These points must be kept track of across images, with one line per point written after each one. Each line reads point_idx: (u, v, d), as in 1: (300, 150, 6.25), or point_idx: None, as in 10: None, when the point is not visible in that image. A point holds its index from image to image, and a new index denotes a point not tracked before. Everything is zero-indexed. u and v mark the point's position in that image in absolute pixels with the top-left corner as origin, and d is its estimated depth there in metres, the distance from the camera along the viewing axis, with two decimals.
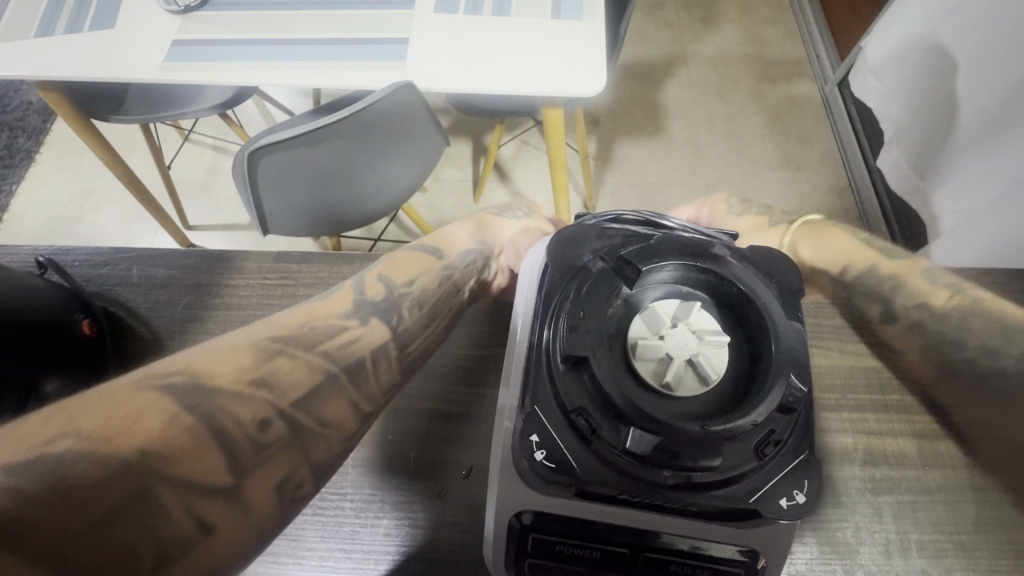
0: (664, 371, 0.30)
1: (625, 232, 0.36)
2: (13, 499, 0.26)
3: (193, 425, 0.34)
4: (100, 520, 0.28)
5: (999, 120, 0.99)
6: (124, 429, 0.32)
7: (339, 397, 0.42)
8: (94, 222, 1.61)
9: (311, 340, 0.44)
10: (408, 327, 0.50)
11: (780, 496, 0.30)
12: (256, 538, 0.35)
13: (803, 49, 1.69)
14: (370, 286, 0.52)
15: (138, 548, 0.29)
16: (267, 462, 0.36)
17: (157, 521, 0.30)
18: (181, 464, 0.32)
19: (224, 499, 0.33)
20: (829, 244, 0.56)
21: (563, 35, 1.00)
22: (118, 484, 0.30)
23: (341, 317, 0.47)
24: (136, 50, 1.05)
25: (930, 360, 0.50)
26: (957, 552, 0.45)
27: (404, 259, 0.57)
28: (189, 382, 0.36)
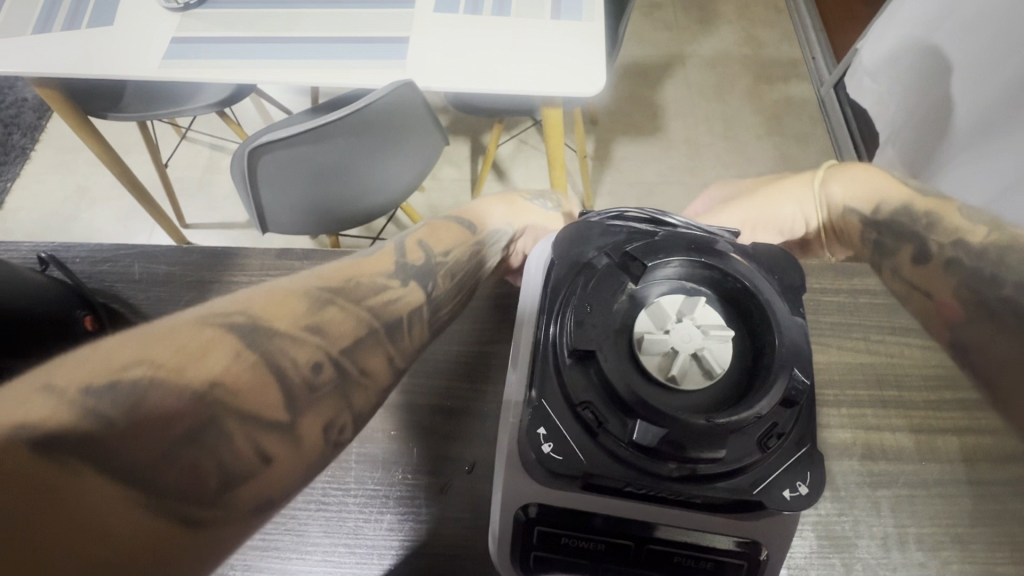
0: (670, 365, 0.30)
1: (629, 228, 0.36)
2: (97, 420, 0.29)
3: (255, 363, 0.37)
4: (169, 446, 0.31)
5: (996, 120, 1.00)
6: (194, 361, 0.35)
7: (380, 349, 0.44)
8: (90, 220, 1.60)
9: (357, 295, 0.46)
10: (442, 294, 0.51)
11: (783, 487, 0.31)
12: (309, 473, 0.37)
13: (800, 50, 1.71)
14: (410, 251, 0.53)
15: (206, 472, 0.32)
16: (317, 404, 0.38)
17: (224, 449, 0.33)
18: (242, 399, 0.35)
19: (281, 433, 0.36)
20: (860, 182, 0.60)
21: (563, 35, 1.01)
22: (186, 413, 0.32)
23: (383, 276, 0.49)
24: (134, 47, 1.05)
25: (960, 297, 0.48)
26: (954, 544, 0.45)
27: (443, 229, 0.58)
28: (248, 323, 0.39)
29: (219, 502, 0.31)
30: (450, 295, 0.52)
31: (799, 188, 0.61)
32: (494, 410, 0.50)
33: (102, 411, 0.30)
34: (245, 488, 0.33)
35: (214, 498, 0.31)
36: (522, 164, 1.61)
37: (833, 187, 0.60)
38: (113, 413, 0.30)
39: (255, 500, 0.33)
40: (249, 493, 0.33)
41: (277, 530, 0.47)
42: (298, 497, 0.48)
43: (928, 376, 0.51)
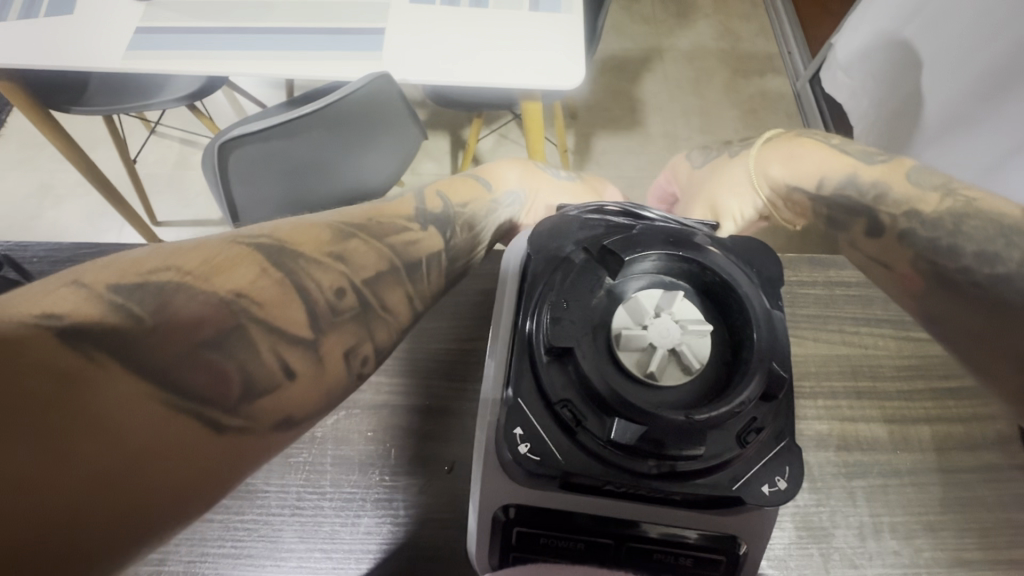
0: (650, 361, 0.30)
1: (607, 222, 0.36)
2: (123, 317, 0.30)
3: (278, 279, 0.37)
4: (191, 348, 0.31)
5: (964, 115, 1.03)
6: (218, 272, 0.35)
7: (401, 287, 0.44)
8: (54, 218, 1.54)
9: (377, 232, 0.45)
10: (459, 243, 0.52)
11: (762, 482, 0.31)
12: (329, 398, 0.37)
13: (776, 44, 1.72)
14: (430, 200, 0.54)
15: (228, 377, 0.32)
16: (339, 328, 0.38)
17: (249, 357, 0.33)
18: (266, 312, 0.35)
19: (303, 350, 0.36)
20: (798, 159, 0.59)
21: (542, 26, 1.00)
22: (210, 319, 0.33)
23: (403, 220, 0.49)
24: (95, 38, 1.01)
25: (920, 270, 0.47)
26: (926, 532, 0.46)
27: (459, 183, 0.58)
28: (274, 243, 0.39)
29: (241, 411, 0.32)
30: (468, 247, 0.53)
31: (734, 172, 0.61)
32: (474, 408, 0.50)
33: (128, 309, 0.30)
34: (267, 400, 0.33)
35: (237, 406, 0.31)
36: (502, 160, 1.59)
37: (764, 167, 0.60)
38: (138, 313, 0.30)
39: (276, 417, 0.33)
40: (274, 406, 0.33)
41: (250, 537, 0.45)
42: (272, 503, 0.46)
43: (901, 366, 0.52)
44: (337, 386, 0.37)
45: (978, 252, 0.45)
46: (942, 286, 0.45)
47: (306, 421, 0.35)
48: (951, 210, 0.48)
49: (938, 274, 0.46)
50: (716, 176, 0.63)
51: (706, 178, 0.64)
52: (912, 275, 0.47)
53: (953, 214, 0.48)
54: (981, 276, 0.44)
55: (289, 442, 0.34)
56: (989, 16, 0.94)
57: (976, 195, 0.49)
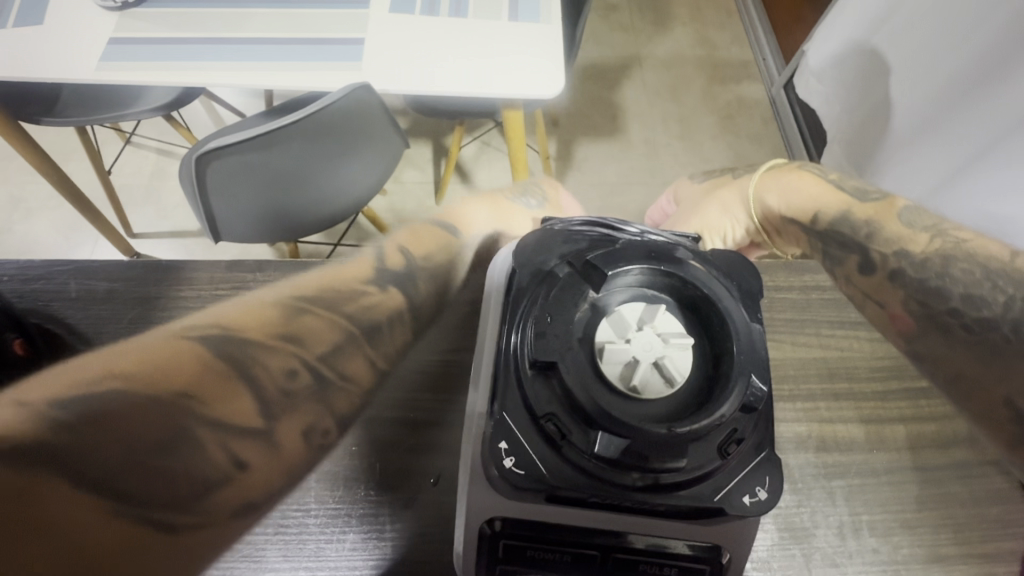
0: (631, 375, 0.30)
1: (591, 236, 0.36)
2: (67, 429, 0.32)
3: (223, 368, 0.40)
4: (145, 452, 0.33)
5: (932, 122, 1.07)
6: (162, 373, 0.37)
7: (361, 354, 0.47)
8: (26, 232, 1.50)
9: (335, 302, 0.49)
10: (422, 295, 0.54)
11: (742, 493, 0.31)
12: (287, 478, 0.40)
13: (751, 52, 1.76)
14: (390, 257, 0.56)
15: (180, 479, 0.34)
16: (295, 407, 0.41)
17: (196, 454, 0.35)
18: (210, 408, 0.38)
19: (256, 441, 0.38)
20: (794, 193, 0.63)
21: (521, 36, 1.01)
22: (160, 423, 0.35)
23: (358, 283, 0.52)
24: (66, 48, 0.99)
25: (911, 311, 0.55)
26: (904, 529, 0.48)
27: (423, 232, 0.60)
28: (218, 332, 0.42)
29: (198, 506, 0.34)
30: (433, 296, 0.54)
31: (732, 195, 0.65)
32: (458, 419, 0.50)
33: (71, 421, 0.32)
34: (225, 492, 0.36)
35: (194, 502, 0.34)
36: (485, 166, 1.60)
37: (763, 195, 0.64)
38: (79, 423, 0.32)
39: (234, 503, 0.36)
40: (231, 496, 0.36)
41: (233, 557, 0.45)
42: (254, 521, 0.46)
43: (876, 367, 0.53)
44: (295, 466, 0.40)
45: (967, 293, 0.54)
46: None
47: (267, 503, 0.38)
48: (936, 253, 0.56)
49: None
50: (711, 198, 0.67)
51: (704, 196, 0.68)
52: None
53: (937, 256, 0.57)
54: (972, 315, 0.53)
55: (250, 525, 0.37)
56: (950, 26, 0.99)
57: (964, 238, 0.57)
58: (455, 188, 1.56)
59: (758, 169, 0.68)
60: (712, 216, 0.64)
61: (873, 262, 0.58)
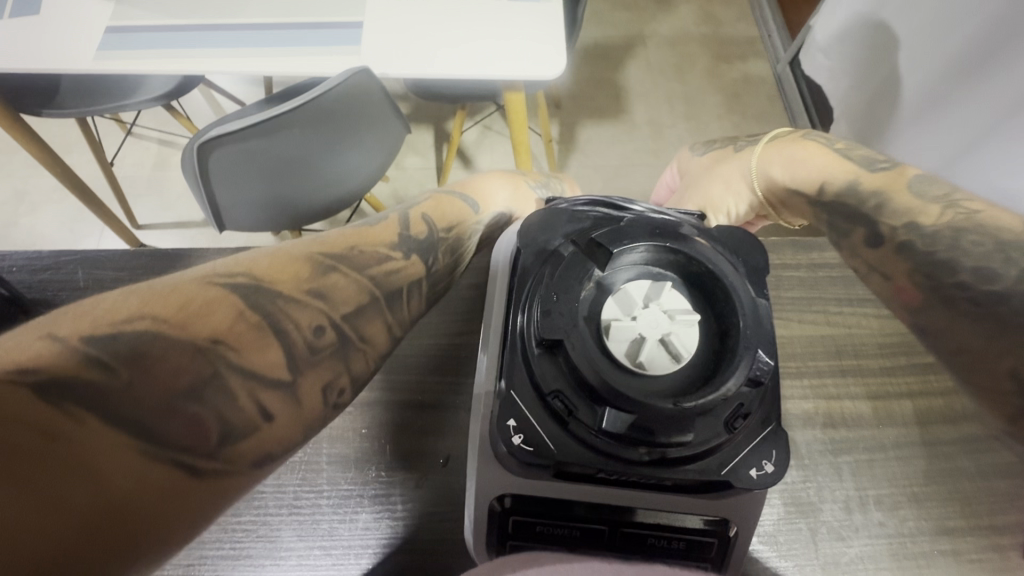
0: (638, 351, 0.30)
1: (595, 215, 0.36)
2: (96, 366, 0.28)
3: (256, 321, 0.35)
4: (170, 395, 0.30)
5: (942, 96, 1.05)
6: (195, 317, 0.33)
7: (382, 316, 0.42)
8: (33, 225, 1.51)
9: (359, 262, 0.43)
10: (441, 269, 0.50)
11: (748, 466, 0.31)
12: (308, 435, 0.36)
13: (756, 28, 1.73)
14: (414, 223, 0.51)
15: (209, 423, 0.30)
16: (318, 365, 0.37)
17: (226, 402, 0.31)
18: (243, 356, 0.33)
19: (282, 393, 0.34)
20: (801, 163, 0.58)
21: (522, 17, 0.99)
22: (188, 366, 0.31)
23: (386, 246, 0.46)
24: (65, 39, 0.98)
25: (917, 284, 0.44)
26: (910, 502, 0.48)
27: (447, 203, 0.56)
28: (250, 282, 0.37)
29: (222, 454, 0.30)
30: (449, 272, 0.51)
31: (735, 170, 0.62)
32: (467, 401, 0.50)
33: (103, 359, 0.29)
34: (248, 443, 0.32)
35: (218, 450, 0.30)
36: (487, 150, 1.59)
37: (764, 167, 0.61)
38: (110, 360, 0.29)
39: (256, 455, 0.32)
40: (254, 447, 0.32)
41: (248, 537, 0.46)
42: (269, 503, 0.47)
43: (883, 344, 0.53)
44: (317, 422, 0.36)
45: (975, 268, 0.42)
46: (940, 301, 0.42)
47: (286, 457, 0.34)
48: (945, 226, 0.45)
49: (936, 289, 0.43)
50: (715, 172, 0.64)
51: (707, 172, 0.65)
52: (910, 290, 0.45)
53: (947, 229, 0.45)
54: (980, 292, 0.41)
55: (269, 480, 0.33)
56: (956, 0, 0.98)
57: (977, 208, 0.46)
58: (457, 174, 1.55)
59: (764, 139, 0.64)
60: (714, 192, 0.62)
61: (882, 234, 0.49)
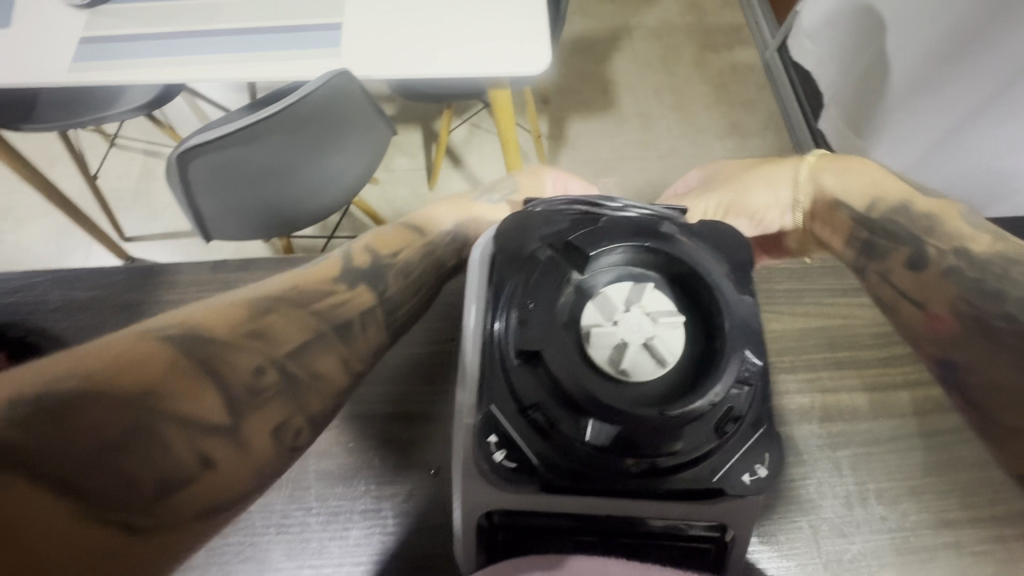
0: (621, 358, 0.28)
1: (573, 216, 0.35)
2: (18, 428, 0.28)
3: (192, 366, 0.36)
4: (98, 451, 0.30)
5: (927, 79, 1.04)
6: (127, 366, 0.34)
7: (335, 351, 0.43)
8: (19, 241, 1.49)
9: (300, 301, 0.44)
10: (396, 293, 0.50)
11: (740, 472, 0.30)
12: (259, 479, 0.36)
13: (742, 15, 1.71)
14: (357, 256, 0.51)
15: (140, 478, 0.31)
16: (263, 407, 0.37)
17: (158, 453, 0.32)
18: (176, 403, 0.34)
19: (223, 439, 0.35)
20: (854, 177, 0.55)
21: (504, 13, 0.97)
22: (119, 418, 0.31)
23: (330, 280, 0.48)
24: (37, 51, 0.96)
25: (958, 314, 0.43)
26: (911, 495, 0.47)
27: (391, 233, 0.55)
28: (187, 330, 0.37)
29: (155, 509, 0.31)
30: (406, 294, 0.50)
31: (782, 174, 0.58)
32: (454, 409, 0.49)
33: (28, 418, 0.29)
34: (187, 493, 0.32)
35: (149, 505, 0.31)
36: (476, 149, 1.57)
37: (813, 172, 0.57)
38: (35, 419, 0.29)
39: (198, 506, 0.33)
40: (191, 498, 0.32)
41: (237, 559, 0.44)
42: (256, 522, 0.45)
43: (879, 333, 0.52)
44: (267, 465, 0.37)
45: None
46: (980, 333, 0.42)
47: (238, 502, 0.35)
48: (997, 253, 0.45)
49: (977, 318, 0.42)
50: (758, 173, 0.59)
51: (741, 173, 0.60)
52: (946, 317, 0.44)
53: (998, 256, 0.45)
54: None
55: (217, 528, 0.34)
56: None
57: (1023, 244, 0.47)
58: (446, 173, 1.54)
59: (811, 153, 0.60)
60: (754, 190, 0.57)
61: (925, 258, 0.48)
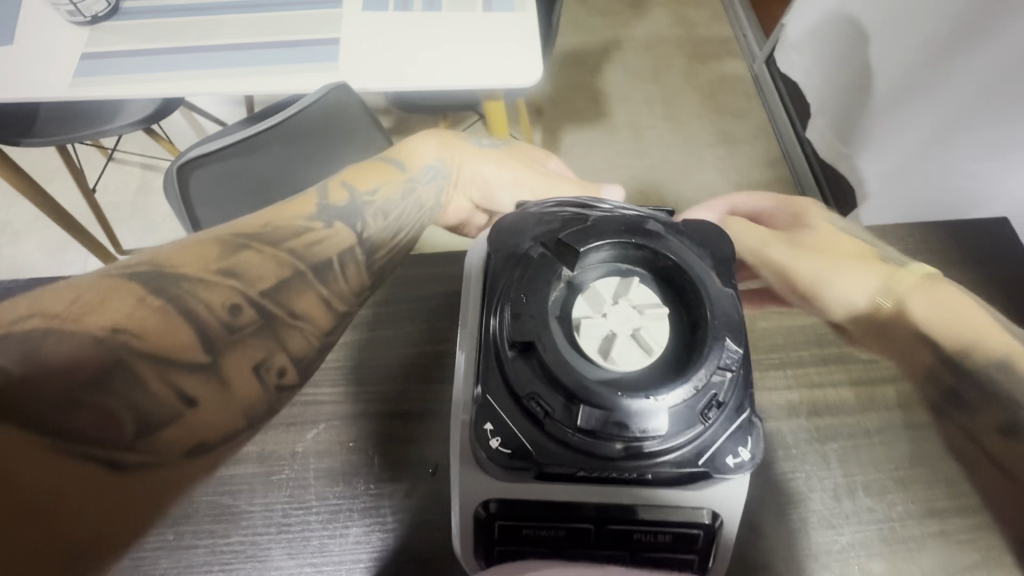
0: (609, 347, 0.30)
1: (563, 216, 0.36)
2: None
3: (160, 307, 0.37)
4: (73, 391, 0.32)
5: (909, 88, 1.07)
6: (90, 309, 0.35)
7: (312, 291, 0.46)
8: (17, 255, 1.50)
9: (275, 238, 0.47)
10: (373, 235, 0.54)
11: (725, 455, 0.31)
12: (245, 416, 0.39)
13: (730, 28, 1.76)
14: (334, 193, 0.55)
15: (119, 418, 0.33)
16: (241, 344, 0.40)
17: (138, 393, 0.34)
18: (147, 342, 0.36)
19: (206, 377, 0.37)
20: (945, 307, 0.46)
21: (498, 28, 1.00)
22: (90, 359, 0.33)
23: (305, 218, 0.50)
24: (39, 67, 0.98)
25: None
26: (898, 487, 0.48)
27: (367, 171, 0.59)
28: (151, 270, 0.39)
29: (140, 446, 0.33)
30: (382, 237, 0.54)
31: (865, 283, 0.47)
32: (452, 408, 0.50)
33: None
34: (169, 432, 0.35)
35: (134, 442, 0.33)
36: None
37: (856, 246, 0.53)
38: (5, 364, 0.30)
39: (184, 443, 0.35)
40: (176, 435, 0.35)
41: (238, 558, 0.45)
42: (258, 522, 0.46)
43: None
44: (255, 405, 0.40)
45: None
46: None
47: (225, 440, 0.38)
48: None
49: None
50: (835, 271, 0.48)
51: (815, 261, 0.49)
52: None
53: None
54: None
55: (207, 466, 0.37)
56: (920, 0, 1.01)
57: None
58: None
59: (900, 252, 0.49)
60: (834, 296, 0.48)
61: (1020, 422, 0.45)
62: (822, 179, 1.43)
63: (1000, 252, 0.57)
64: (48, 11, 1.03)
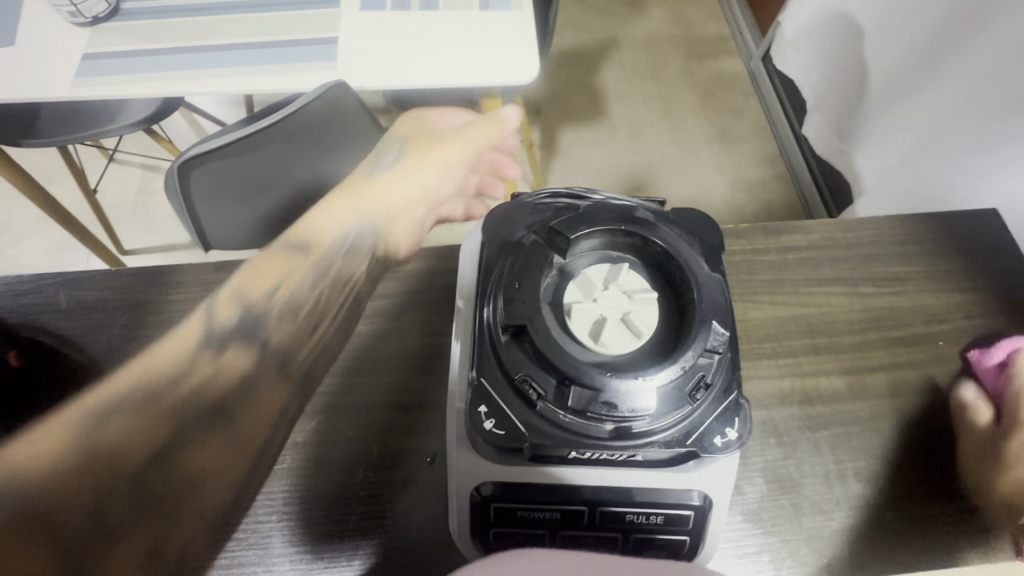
0: (599, 331, 0.31)
1: (555, 206, 0.37)
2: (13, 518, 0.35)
3: (148, 443, 0.41)
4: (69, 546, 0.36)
5: (903, 82, 1.08)
6: (90, 449, 0.39)
7: (288, 392, 0.48)
8: (19, 255, 1.51)
9: (192, 367, 0.46)
10: (274, 347, 0.50)
11: (713, 435, 0.32)
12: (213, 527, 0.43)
13: (726, 26, 1.77)
14: (222, 309, 0.50)
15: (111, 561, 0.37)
16: (224, 468, 0.43)
17: (126, 538, 0.38)
18: (143, 484, 0.40)
19: (194, 517, 0.41)
20: None
21: (494, 26, 1.01)
22: (80, 508, 0.37)
23: (185, 361, 0.46)
24: (41, 67, 0.99)
25: None
26: (888, 473, 0.49)
27: (274, 263, 0.55)
28: (148, 395, 0.43)
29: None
30: (296, 339, 0.50)
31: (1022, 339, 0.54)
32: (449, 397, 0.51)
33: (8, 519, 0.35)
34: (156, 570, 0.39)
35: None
36: None
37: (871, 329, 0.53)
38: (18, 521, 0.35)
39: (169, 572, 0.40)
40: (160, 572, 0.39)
41: (240, 546, 0.46)
42: (259, 510, 0.47)
43: (854, 320, 0.55)
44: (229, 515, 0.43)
45: None
46: None
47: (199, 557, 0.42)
48: None
49: None
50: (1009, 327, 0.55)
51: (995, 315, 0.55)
52: None
53: None
54: None
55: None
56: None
57: None
58: None
59: None
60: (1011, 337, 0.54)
61: None
62: (818, 176, 1.43)
63: (994, 243, 0.58)
64: (49, 12, 1.04)
